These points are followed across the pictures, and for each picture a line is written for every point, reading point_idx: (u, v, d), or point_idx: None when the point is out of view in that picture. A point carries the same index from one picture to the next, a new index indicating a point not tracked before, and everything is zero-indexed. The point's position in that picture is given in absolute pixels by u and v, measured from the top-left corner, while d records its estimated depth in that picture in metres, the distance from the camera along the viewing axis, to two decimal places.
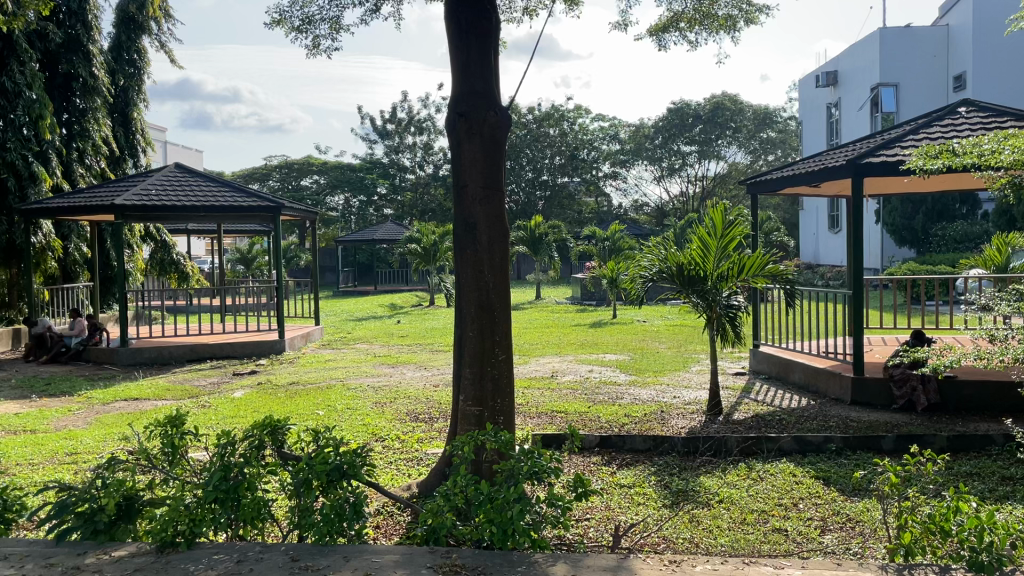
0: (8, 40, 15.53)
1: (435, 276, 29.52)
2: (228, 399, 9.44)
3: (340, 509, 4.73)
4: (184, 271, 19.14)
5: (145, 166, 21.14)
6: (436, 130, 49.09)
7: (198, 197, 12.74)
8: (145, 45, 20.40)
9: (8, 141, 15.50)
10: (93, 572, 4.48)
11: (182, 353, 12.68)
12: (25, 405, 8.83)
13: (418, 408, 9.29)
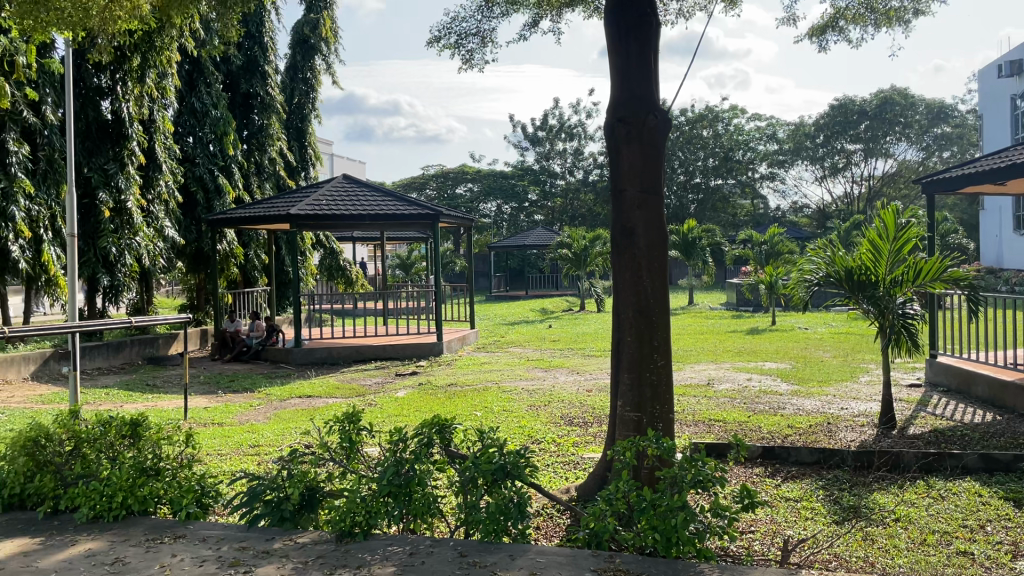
0: (197, 64, 16.94)
1: (587, 281, 29.60)
2: (392, 398, 9.86)
3: (505, 508, 4.83)
4: (349, 277, 20.22)
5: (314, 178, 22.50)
6: (587, 135, 49.23)
7: (364, 207, 13.43)
8: (317, 65, 21.72)
9: (199, 156, 16.95)
10: (281, 556, 4.80)
11: (349, 353, 13.39)
12: (213, 400, 9.60)
13: (573, 412, 9.35)
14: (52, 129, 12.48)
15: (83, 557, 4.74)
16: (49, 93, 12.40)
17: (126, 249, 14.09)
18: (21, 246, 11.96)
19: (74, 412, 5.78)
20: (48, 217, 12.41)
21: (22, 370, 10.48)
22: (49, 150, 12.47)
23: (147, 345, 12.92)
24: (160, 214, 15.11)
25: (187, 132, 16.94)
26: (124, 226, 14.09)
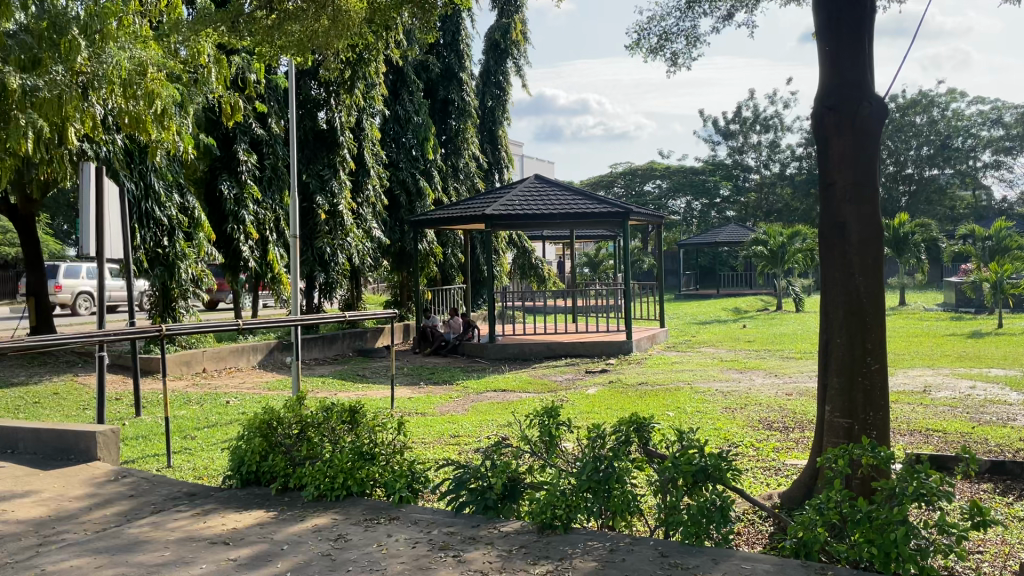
0: (400, 73, 17.94)
1: (783, 280, 28.34)
2: (584, 395, 9.95)
3: (708, 511, 4.72)
4: (541, 275, 20.64)
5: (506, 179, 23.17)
6: (783, 127, 47.09)
7: (556, 205, 13.64)
8: (510, 68, 22.32)
9: (401, 161, 17.94)
10: (487, 543, 4.98)
11: (540, 350, 13.67)
12: (416, 391, 10.13)
13: (772, 415, 8.99)
14: (276, 140, 13.68)
15: (311, 532, 5.14)
16: (275, 107, 13.59)
17: (338, 249, 15.19)
18: (250, 246, 13.21)
19: (302, 398, 6.28)
20: (272, 220, 13.63)
21: (251, 358, 11.58)
22: (274, 159, 13.66)
23: (356, 339, 13.87)
24: (368, 217, 16.15)
25: (392, 139, 18.02)
26: (337, 228, 15.22)
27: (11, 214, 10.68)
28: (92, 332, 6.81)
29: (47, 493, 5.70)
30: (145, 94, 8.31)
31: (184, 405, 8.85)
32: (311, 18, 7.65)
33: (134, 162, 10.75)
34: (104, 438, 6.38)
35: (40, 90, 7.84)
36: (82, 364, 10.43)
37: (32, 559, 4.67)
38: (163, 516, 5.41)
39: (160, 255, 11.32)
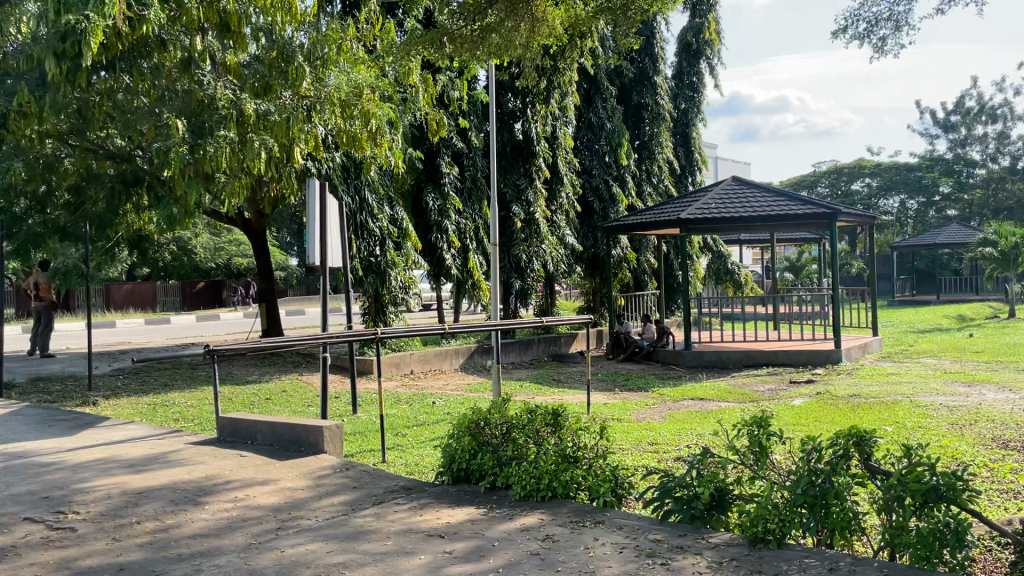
0: (593, 81, 18.01)
1: (1018, 284, 25.56)
2: (788, 406, 9.50)
3: (940, 534, 4.30)
4: (738, 280, 20.07)
5: (701, 183, 22.68)
6: (1013, 116, 42.57)
7: (755, 208, 13.16)
8: (704, 69, 21.85)
9: (594, 167, 18.12)
10: (696, 553, 4.87)
11: (740, 358, 13.24)
12: (613, 397, 10.13)
13: (1009, 434, 8.14)
14: (476, 152, 14.23)
15: (519, 531, 5.26)
16: (474, 120, 14.13)
17: (534, 256, 15.57)
18: (452, 254, 13.81)
19: (507, 400, 6.44)
20: (472, 229, 14.15)
21: (453, 361, 12.10)
22: (473, 170, 14.22)
23: (551, 344, 14.10)
24: (562, 224, 16.40)
25: (585, 146, 18.20)
26: (532, 236, 15.58)
27: (246, 228, 11.80)
28: (317, 334, 7.40)
29: (282, 482, 6.25)
30: (360, 114, 9.02)
31: (395, 405, 9.39)
32: (511, 28, 7.87)
33: (350, 178, 11.56)
34: (330, 433, 6.89)
35: (271, 114, 8.64)
36: (305, 365, 11.34)
37: (274, 541, 5.12)
38: (382, 508, 5.76)
39: (373, 263, 12.10)
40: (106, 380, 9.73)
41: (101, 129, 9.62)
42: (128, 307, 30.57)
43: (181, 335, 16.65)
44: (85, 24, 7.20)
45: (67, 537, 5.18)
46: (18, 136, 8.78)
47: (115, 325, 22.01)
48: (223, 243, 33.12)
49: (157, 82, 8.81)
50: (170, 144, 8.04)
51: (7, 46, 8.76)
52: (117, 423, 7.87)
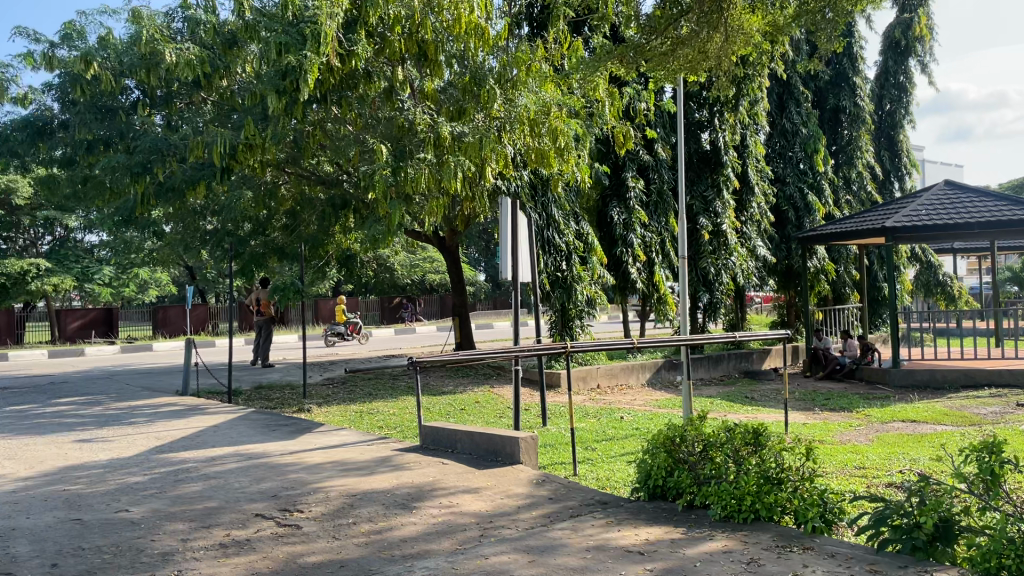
0: (786, 85, 17.47)
1: None
2: (1018, 431, 8.59)
3: None
4: (951, 293, 18.73)
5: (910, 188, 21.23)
6: None
7: (973, 214, 12.11)
8: (912, 67, 20.48)
9: (788, 176, 17.37)
10: None
11: (957, 378, 12.19)
12: (812, 417, 9.62)
13: None
14: (663, 164, 14.12)
15: (722, 552, 5.11)
16: (661, 131, 14.07)
17: (723, 268, 15.15)
18: (638, 268, 13.71)
19: (704, 416, 6.26)
20: (658, 243, 13.98)
21: (641, 377, 12.01)
22: (660, 183, 14.11)
23: (742, 360, 13.65)
24: (752, 235, 15.90)
25: (778, 154, 17.57)
26: (721, 247, 15.20)
27: (439, 246, 12.33)
28: (510, 347, 7.57)
29: (483, 490, 6.46)
30: (549, 132, 9.27)
31: (584, 418, 9.44)
32: (704, 39, 7.76)
33: (537, 195, 11.84)
34: (526, 444, 7.05)
35: (466, 135, 8.98)
36: (496, 377, 11.68)
37: (478, 548, 5.30)
38: (580, 522, 5.81)
39: (559, 278, 12.28)
40: (318, 389, 10.50)
41: (314, 157, 10.42)
42: (334, 322, 32.68)
43: (383, 348, 17.68)
44: (304, 62, 7.87)
45: (294, 534, 5.61)
46: (245, 166, 9.69)
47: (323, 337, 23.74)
48: (418, 260, 34.86)
49: (361, 111, 9.47)
50: (375, 168, 8.61)
51: (234, 85, 9.71)
52: (330, 428, 8.47)
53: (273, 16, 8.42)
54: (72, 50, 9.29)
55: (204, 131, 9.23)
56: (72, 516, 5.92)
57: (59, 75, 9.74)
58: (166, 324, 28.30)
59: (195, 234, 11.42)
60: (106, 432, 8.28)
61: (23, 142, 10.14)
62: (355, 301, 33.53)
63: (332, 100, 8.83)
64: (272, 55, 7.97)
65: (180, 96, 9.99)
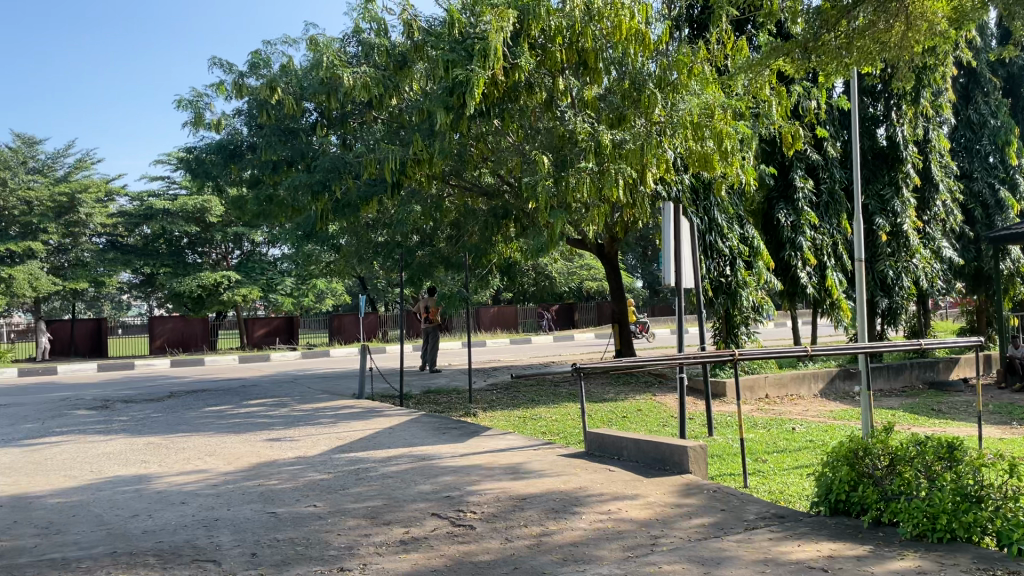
0: (973, 74, 16.22)
1: None
2: None
3: None
4: None
5: None
6: None
7: None
8: None
9: (976, 170, 16.23)
10: None
11: None
12: (1010, 432, 8.84)
13: None
14: (834, 164, 13.52)
15: (914, 573, 4.77)
16: (830, 129, 13.51)
17: (903, 271, 14.33)
18: (808, 272, 13.15)
19: (890, 429, 5.95)
20: (830, 245, 13.42)
21: (813, 387, 11.51)
22: (832, 183, 13.52)
23: (926, 369, 12.77)
24: (936, 234, 15.00)
25: (964, 148, 16.40)
26: (901, 249, 14.35)
27: (599, 253, 12.37)
28: (674, 355, 7.35)
29: (651, 498, 6.39)
30: (713, 135, 8.98)
31: (753, 429, 9.16)
32: (883, 29, 7.39)
33: (699, 199, 11.58)
34: (695, 453, 6.91)
35: (627, 142, 8.92)
36: (658, 385, 11.52)
37: (649, 556, 5.24)
38: (754, 534, 5.61)
39: (723, 284, 11.98)
40: (483, 394, 10.76)
41: (476, 169, 10.68)
42: (494, 329, 33.32)
43: (544, 355, 17.96)
44: (469, 76, 8.15)
45: (467, 534, 5.78)
46: (413, 180, 10.13)
47: (484, 344, 24.35)
48: (576, 268, 35.04)
49: (522, 123, 9.71)
50: (538, 179, 8.75)
51: (402, 103, 10.19)
52: (497, 433, 8.66)
53: (440, 35, 8.85)
54: (259, 78, 10.10)
55: (376, 148, 9.72)
56: (267, 509, 6.38)
57: (248, 101, 10.60)
58: (341, 331, 29.82)
59: (367, 246, 12.09)
60: (292, 432, 8.87)
61: (217, 164, 11.12)
62: (514, 309, 34.05)
63: (496, 113, 9.14)
64: (440, 72, 8.33)
65: (354, 116, 10.62)
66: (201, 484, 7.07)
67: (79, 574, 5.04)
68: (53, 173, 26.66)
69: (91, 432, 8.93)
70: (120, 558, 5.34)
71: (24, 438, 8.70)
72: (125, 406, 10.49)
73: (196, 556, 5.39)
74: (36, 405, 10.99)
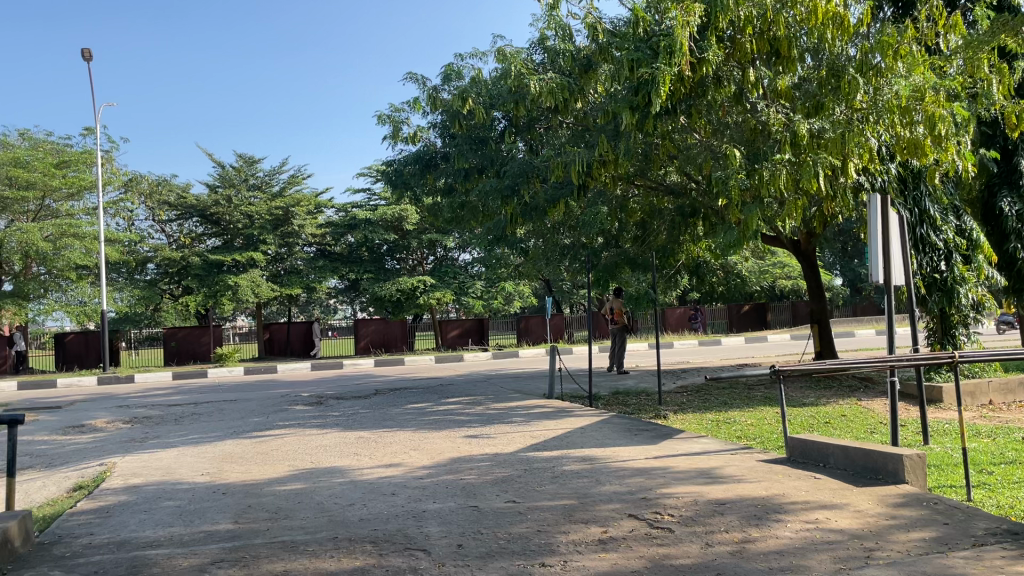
0: None
1: None
2: None
3: None
4: None
5: None
6: None
7: None
8: None
9: None
10: None
11: None
12: None
13: None
14: None
15: None
16: None
17: None
18: None
19: None
20: None
21: None
22: None
23: None
24: None
25: None
26: None
27: (795, 250, 11.90)
28: (882, 358, 6.84)
29: (862, 509, 6.02)
30: (925, 118, 8.36)
31: (976, 437, 8.41)
32: None
33: (908, 189, 10.82)
34: (912, 462, 6.43)
35: (826, 131, 8.49)
36: (863, 389, 10.83)
37: (863, 569, 4.93)
38: (985, 551, 5.12)
39: (937, 280, 11.09)
40: (674, 396, 10.59)
41: (662, 167, 10.56)
42: (682, 330, 32.94)
43: (738, 356, 17.50)
44: (655, 74, 8.02)
45: (666, 536, 5.71)
46: (599, 182, 10.18)
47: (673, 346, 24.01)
48: (768, 266, 33.63)
49: (711, 118, 9.52)
50: (729, 174, 8.52)
51: (587, 106, 10.23)
52: (691, 435, 8.51)
53: (624, 35, 8.85)
54: (451, 90, 10.58)
55: (562, 152, 9.84)
56: (470, 503, 6.63)
57: (440, 113, 11.14)
58: (528, 332, 30.58)
59: (555, 248, 12.31)
60: (489, 429, 9.18)
61: (414, 173, 11.78)
62: (701, 309, 33.63)
63: (683, 109, 9.06)
64: (626, 72, 8.32)
65: (540, 122, 10.83)
66: (408, 476, 7.47)
67: (307, 556, 5.49)
68: (270, 188, 29.21)
69: (309, 426, 9.70)
70: (340, 543, 5.75)
71: (253, 430, 9.59)
72: (336, 403, 11.30)
73: (407, 545, 5.71)
74: (261, 399, 12.11)
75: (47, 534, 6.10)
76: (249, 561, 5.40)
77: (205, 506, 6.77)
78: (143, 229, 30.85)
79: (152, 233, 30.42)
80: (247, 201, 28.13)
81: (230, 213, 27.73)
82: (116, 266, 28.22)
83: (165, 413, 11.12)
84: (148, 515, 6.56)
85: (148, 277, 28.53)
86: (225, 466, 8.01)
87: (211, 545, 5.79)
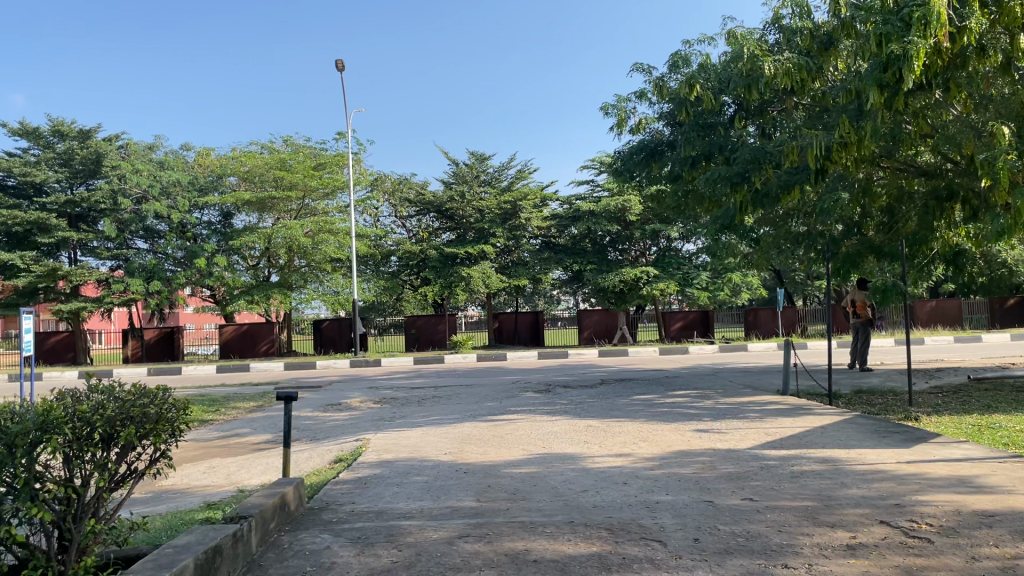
0: None
1: None
2: None
3: None
4: None
5: None
6: None
7: None
8: None
9: None
10: None
11: None
12: None
13: None
14: None
15: None
16: None
17: None
18: None
19: None
20: None
21: None
22: None
23: None
24: None
25: None
26: None
27: None
28: None
29: None
30: None
31: None
32: None
33: None
34: None
35: None
36: None
37: None
38: None
39: None
40: (926, 397, 9.77)
41: (912, 147, 9.76)
42: (934, 324, 30.30)
43: (1005, 355, 15.74)
44: (907, 50, 7.35)
45: (923, 546, 5.29)
46: (839, 166, 9.57)
47: (921, 343, 22.11)
48: None
49: (971, 91, 8.67)
50: (997, 154, 7.67)
51: (826, 85, 9.65)
52: (948, 441, 7.82)
53: (871, 7, 8.22)
54: (680, 77, 10.43)
55: (799, 136, 9.37)
56: (705, 498, 6.53)
57: (668, 102, 11.09)
58: (757, 325, 29.38)
59: (787, 236, 11.85)
60: (721, 424, 8.97)
61: (640, 163, 11.84)
62: (956, 302, 30.62)
63: (939, 83, 8.33)
64: (873, 49, 7.71)
65: (774, 104, 10.41)
66: (640, 467, 7.50)
67: (545, 537, 5.68)
68: (500, 184, 30.31)
69: (540, 413, 10.02)
70: (576, 528, 5.90)
71: (489, 414, 10.07)
72: (565, 391, 11.58)
73: (643, 535, 5.73)
74: (495, 386, 12.68)
75: (317, 500, 6.79)
76: (493, 537, 5.68)
77: (449, 483, 7.22)
78: (386, 224, 33.27)
79: (394, 229, 32.64)
80: (478, 196, 29.44)
81: (464, 209, 29.19)
82: (364, 259, 30.75)
83: (410, 395, 11.97)
84: (400, 488, 7.10)
85: (391, 269, 30.76)
86: (465, 447, 8.48)
87: (456, 520, 6.16)
